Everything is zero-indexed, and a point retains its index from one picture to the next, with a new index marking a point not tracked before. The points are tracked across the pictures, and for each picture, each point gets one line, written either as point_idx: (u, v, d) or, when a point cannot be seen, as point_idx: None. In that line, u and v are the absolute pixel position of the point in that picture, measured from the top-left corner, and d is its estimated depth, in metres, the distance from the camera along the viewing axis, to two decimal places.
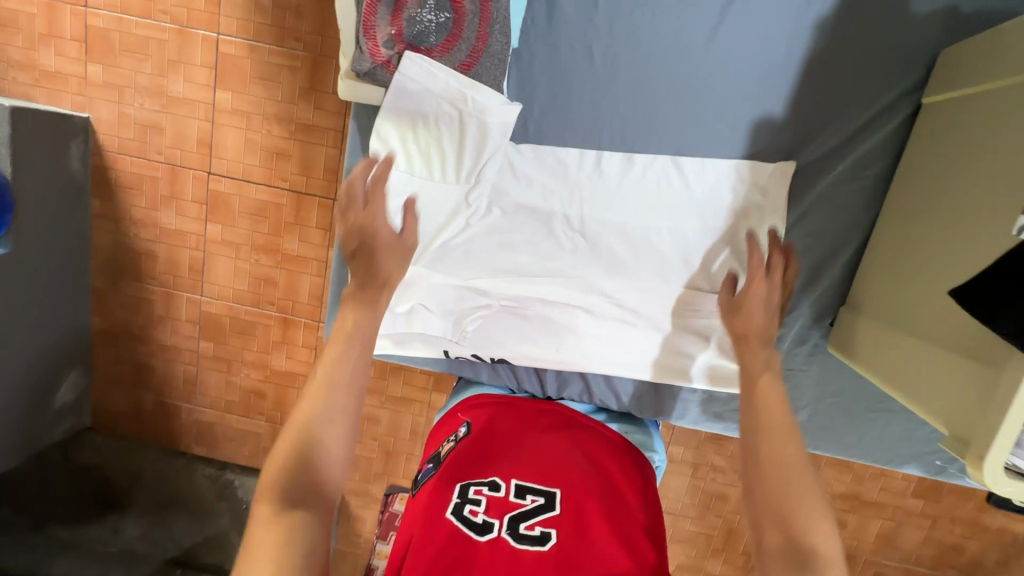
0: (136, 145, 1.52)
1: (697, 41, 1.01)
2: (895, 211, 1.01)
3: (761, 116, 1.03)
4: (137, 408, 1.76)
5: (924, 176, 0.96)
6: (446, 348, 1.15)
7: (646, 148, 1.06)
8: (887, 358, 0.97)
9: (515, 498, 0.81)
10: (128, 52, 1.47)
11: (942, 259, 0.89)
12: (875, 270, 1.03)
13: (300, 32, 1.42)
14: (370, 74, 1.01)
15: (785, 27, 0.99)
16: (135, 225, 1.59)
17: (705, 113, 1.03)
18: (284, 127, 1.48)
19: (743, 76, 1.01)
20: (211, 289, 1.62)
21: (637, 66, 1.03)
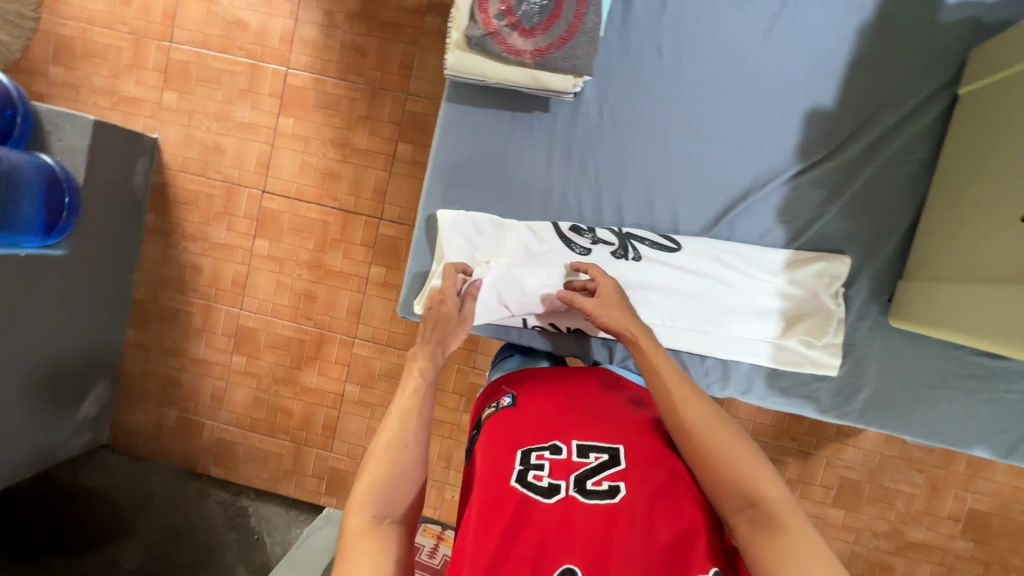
0: (197, 164, 1.63)
1: (751, 39, 0.95)
2: (941, 187, 0.91)
3: (812, 107, 0.95)
4: (159, 425, 1.73)
5: (969, 134, 0.88)
6: (524, 315, 1.03)
7: (707, 144, 0.97)
8: (954, 311, 0.83)
9: (578, 458, 0.77)
10: (202, 82, 1.61)
11: (1021, 180, 0.77)
12: (935, 229, 0.90)
13: (361, 68, 1.57)
14: (480, 44, 0.89)
15: (841, 18, 0.94)
16: (186, 238, 1.65)
17: (764, 105, 0.96)
18: (338, 151, 1.59)
19: (793, 68, 0.95)
20: (250, 302, 1.65)
21: (702, 57, 0.96)
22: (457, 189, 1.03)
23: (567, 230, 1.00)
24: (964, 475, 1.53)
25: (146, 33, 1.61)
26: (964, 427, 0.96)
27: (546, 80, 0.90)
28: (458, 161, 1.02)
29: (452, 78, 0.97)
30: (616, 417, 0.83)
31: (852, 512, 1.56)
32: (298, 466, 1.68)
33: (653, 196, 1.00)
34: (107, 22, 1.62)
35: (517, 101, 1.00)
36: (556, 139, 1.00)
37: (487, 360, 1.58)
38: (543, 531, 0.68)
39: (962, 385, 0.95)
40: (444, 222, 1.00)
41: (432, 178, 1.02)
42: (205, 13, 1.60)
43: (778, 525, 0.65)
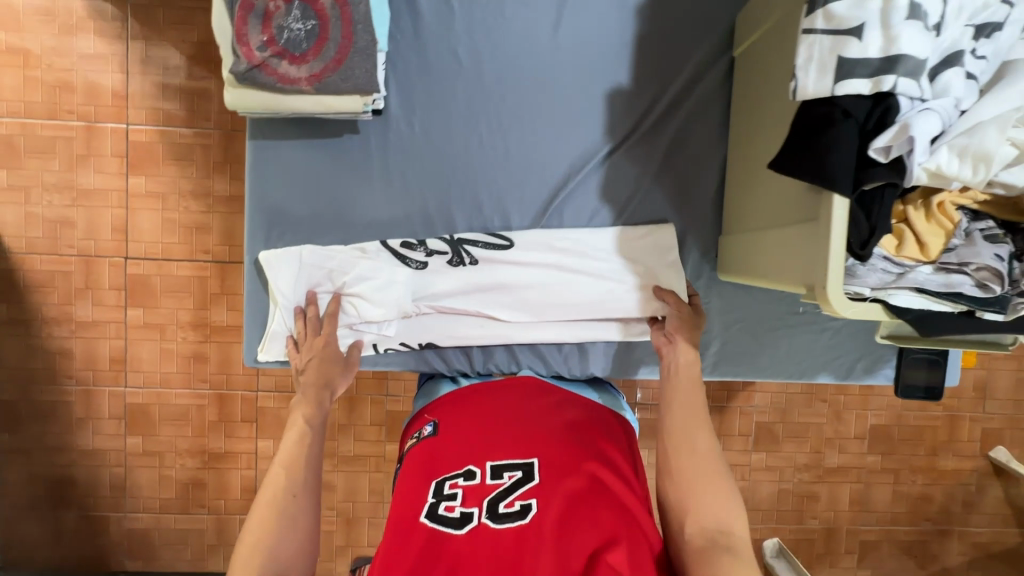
0: (46, 242, 1.50)
1: (542, 31, 0.98)
2: (735, 145, 0.97)
3: (612, 86, 0.99)
4: (57, 531, 1.57)
5: (744, 92, 0.94)
6: (374, 340, 1.03)
7: (522, 140, 0.99)
8: (753, 258, 0.89)
9: (492, 480, 0.82)
10: (33, 153, 1.48)
11: (778, 127, 0.83)
12: (736, 183, 0.96)
13: (209, 112, 1.50)
14: (251, 78, 0.86)
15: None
16: (48, 324, 1.51)
17: (567, 93, 0.99)
18: (200, 202, 1.51)
19: (587, 54, 0.98)
20: (135, 378, 1.53)
21: (501, 57, 0.98)
22: (281, 224, 1.00)
23: (399, 247, 1.01)
24: (861, 395, 1.65)
25: None
26: (811, 360, 1.03)
27: (332, 103, 0.89)
28: (279, 196, 0.99)
29: (244, 114, 0.94)
30: (530, 432, 0.89)
31: (773, 452, 1.64)
32: (224, 539, 1.58)
33: (480, 197, 1.01)
34: None
35: (320, 126, 0.98)
36: (373, 158, 0.99)
37: (400, 385, 1.55)
38: (455, 563, 0.73)
39: (793, 321, 1.02)
40: (269, 262, 0.99)
41: (252, 220, 0.99)
42: (22, 79, 1.47)
43: (737, 550, 0.74)
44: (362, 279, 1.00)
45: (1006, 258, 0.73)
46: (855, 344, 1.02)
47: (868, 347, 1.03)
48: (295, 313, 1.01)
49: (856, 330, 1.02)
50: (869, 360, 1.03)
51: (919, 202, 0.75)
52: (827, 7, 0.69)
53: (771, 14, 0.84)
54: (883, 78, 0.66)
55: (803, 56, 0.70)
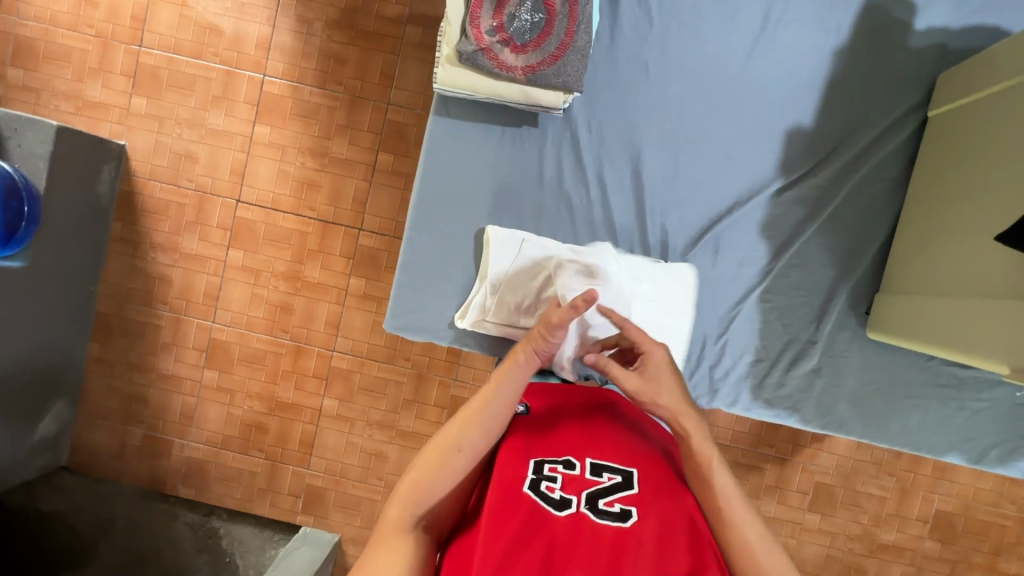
0: (168, 172, 1.57)
1: (735, 57, 0.97)
2: (913, 204, 0.95)
3: (792, 125, 0.98)
4: (122, 445, 1.63)
5: (934, 156, 0.93)
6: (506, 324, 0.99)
7: (693, 162, 0.99)
8: (932, 324, 0.86)
9: (592, 475, 0.81)
10: (173, 87, 1.56)
11: (993, 195, 0.81)
12: (910, 243, 0.94)
13: (341, 77, 1.54)
14: (472, 60, 0.88)
15: (819, 40, 0.97)
16: (154, 249, 1.59)
17: (748, 123, 0.98)
18: (316, 160, 1.56)
19: (775, 88, 0.98)
20: (224, 315, 1.59)
21: (689, 76, 0.98)
22: (443, 205, 1.01)
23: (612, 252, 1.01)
24: (931, 477, 1.59)
25: (114, 36, 1.55)
26: (945, 431, 0.99)
27: (537, 96, 0.91)
28: (443, 175, 1.00)
29: (440, 91, 0.95)
30: (630, 438, 0.88)
31: (827, 516, 1.60)
32: (274, 485, 1.62)
33: (640, 210, 1.01)
34: (71, 23, 1.55)
35: (504, 115, 1.00)
36: (545, 154, 1.01)
37: (469, 373, 1.57)
38: (554, 542, 0.73)
39: (932, 395, 0.99)
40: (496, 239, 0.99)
41: (421, 188, 1.00)
42: (177, 17, 1.55)
43: None
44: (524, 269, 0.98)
45: None
46: (994, 429, 0.99)
47: (1006, 435, 0.99)
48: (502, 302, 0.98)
49: (996, 416, 0.99)
50: (1004, 449, 0.99)
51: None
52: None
53: (996, 81, 0.82)
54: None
55: None
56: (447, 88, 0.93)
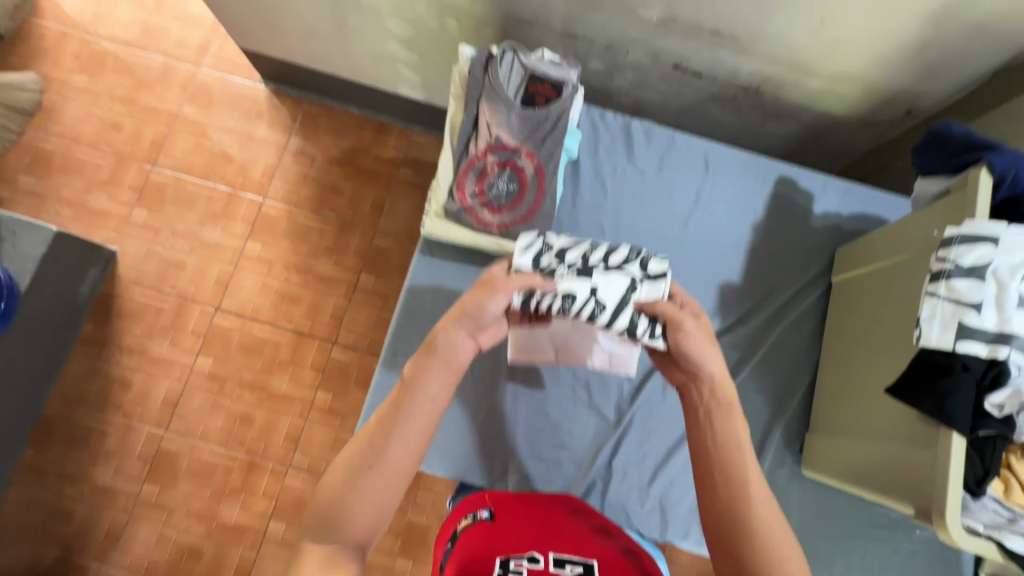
0: (152, 278, 1.63)
1: (671, 224, 1.16)
2: (827, 353, 1.08)
3: (724, 281, 1.14)
4: (29, 571, 1.45)
5: (838, 312, 1.08)
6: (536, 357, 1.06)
7: None
8: (849, 464, 0.93)
9: (555, 568, 0.78)
10: (177, 203, 1.69)
11: (879, 351, 0.94)
12: (827, 388, 1.05)
13: (334, 205, 1.71)
14: (454, 215, 1.04)
15: (740, 215, 1.17)
16: (121, 352, 1.58)
17: (684, 276, 1.14)
18: (300, 276, 1.66)
19: (706, 249, 1.15)
20: (178, 424, 1.55)
21: (634, 235, 1.15)
22: (417, 330, 1.10)
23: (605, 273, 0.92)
24: None
25: (130, 156, 1.71)
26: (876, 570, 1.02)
27: (506, 247, 1.06)
28: (419, 306, 1.11)
29: (427, 236, 1.10)
30: (589, 539, 0.87)
31: None
32: None
33: None
34: (93, 142, 1.71)
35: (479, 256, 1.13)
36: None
37: (428, 498, 1.52)
38: None
39: (869, 538, 1.04)
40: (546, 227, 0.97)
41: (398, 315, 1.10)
42: (193, 144, 1.73)
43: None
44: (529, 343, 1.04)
45: None
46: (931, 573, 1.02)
47: None
48: (567, 279, 0.91)
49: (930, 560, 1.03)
50: None
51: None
52: (947, 282, 0.78)
53: (871, 260, 1.00)
54: (1000, 347, 0.74)
55: (925, 312, 0.78)
56: (433, 235, 1.08)
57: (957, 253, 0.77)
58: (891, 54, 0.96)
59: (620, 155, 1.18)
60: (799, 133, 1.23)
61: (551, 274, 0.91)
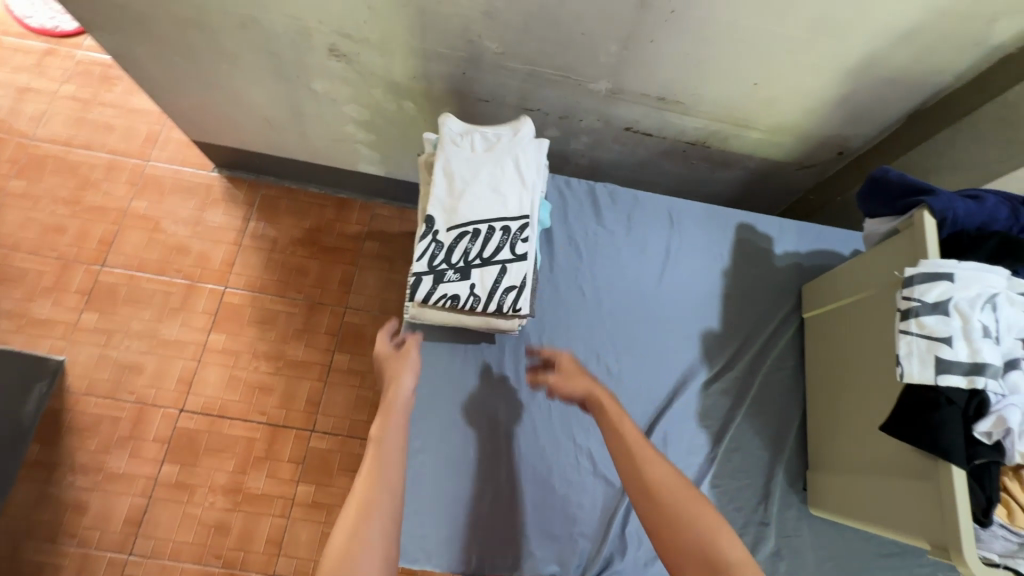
0: (107, 385, 1.52)
1: (642, 258, 1.02)
2: (815, 372, 0.96)
3: (703, 330, 0.99)
4: None
5: (821, 324, 0.96)
6: (445, 221, 0.82)
7: (625, 359, 0.95)
8: (863, 502, 0.81)
9: None
10: (131, 302, 1.61)
11: (876, 372, 0.82)
12: (823, 413, 0.92)
13: (301, 285, 1.67)
14: None
15: (715, 242, 1.04)
16: (74, 471, 1.44)
17: (664, 315, 0.99)
18: (270, 362, 1.59)
19: (683, 281, 1.01)
20: (144, 544, 1.41)
21: (601, 271, 0.99)
22: None
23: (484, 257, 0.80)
24: None
25: (77, 258, 1.63)
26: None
27: None
28: None
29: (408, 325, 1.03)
30: None
31: None
32: None
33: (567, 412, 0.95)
34: (34, 248, 1.62)
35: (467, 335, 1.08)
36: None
37: None
38: None
39: None
40: (434, 219, 0.81)
41: None
42: (145, 239, 1.67)
43: None
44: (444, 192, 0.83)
45: None
46: None
47: None
48: (451, 282, 0.79)
49: None
50: None
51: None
52: (914, 316, 0.75)
53: (850, 271, 0.91)
54: (981, 376, 0.70)
55: (902, 349, 0.75)
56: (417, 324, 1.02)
57: (921, 291, 0.75)
58: (821, 106, 1.05)
59: (586, 213, 1.02)
60: (747, 178, 1.30)
61: (437, 282, 0.79)
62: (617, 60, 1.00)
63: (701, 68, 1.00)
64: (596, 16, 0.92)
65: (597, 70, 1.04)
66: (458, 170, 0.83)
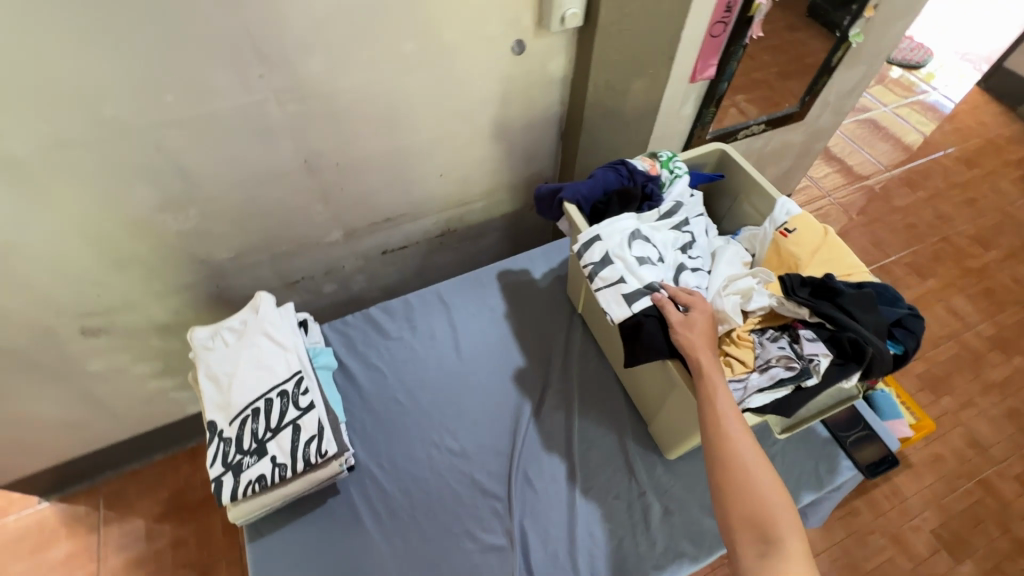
0: None
1: (444, 346, 1.11)
2: (607, 345, 1.06)
3: (517, 371, 1.08)
4: None
5: (588, 307, 1.08)
6: (226, 417, 0.86)
7: (470, 435, 1.00)
8: (679, 425, 0.88)
9: None
10: None
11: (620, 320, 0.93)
12: (627, 374, 1.01)
13: (185, 558, 1.51)
14: None
15: (489, 300, 1.18)
16: None
17: (483, 380, 1.07)
18: None
19: (484, 345, 1.12)
20: None
21: (413, 376, 1.07)
22: None
23: (271, 429, 0.84)
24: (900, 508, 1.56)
25: None
26: (797, 473, 0.95)
27: None
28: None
29: None
30: None
31: None
32: None
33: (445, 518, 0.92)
34: None
35: None
36: (359, 510, 0.92)
37: None
38: None
39: None
40: (216, 421, 0.86)
41: None
42: None
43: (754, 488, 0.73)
44: (215, 392, 0.88)
45: (789, 344, 0.74)
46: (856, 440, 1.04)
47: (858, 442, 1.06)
48: (251, 467, 0.82)
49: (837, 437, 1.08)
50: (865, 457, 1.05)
51: (768, 261, 0.88)
52: (594, 276, 0.84)
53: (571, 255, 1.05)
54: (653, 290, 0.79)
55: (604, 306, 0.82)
56: None
57: (589, 256, 0.85)
58: (510, 163, 1.29)
59: (373, 337, 1.12)
60: (507, 234, 1.52)
61: (239, 474, 0.82)
62: (329, 213, 1.16)
63: (400, 184, 1.19)
64: (285, 194, 1.07)
65: (319, 226, 1.18)
66: (220, 368, 0.90)
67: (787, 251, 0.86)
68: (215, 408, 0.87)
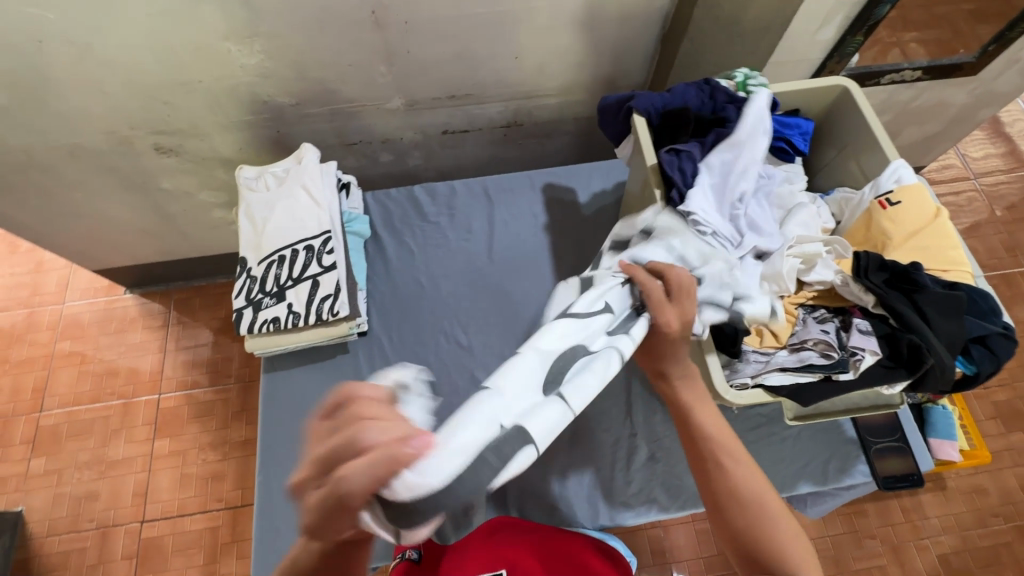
0: (67, 520, 1.56)
1: (478, 241, 1.09)
2: None
3: (545, 287, 1.04)
4: None
5: None
6: (255, 256, 0.91)
7: (481, 334, 1.00)
8: None
9: None
10: (73, 436, 1.65)
11: None
12: None
13: (233, 369, 1.73)
14: None
15: (536, 206, 1.11)
16: None
17: (508, 286, 1.05)
18: (217, 451, 1.63)
19: (518, 251, 1.08)
20: None
21: (442, 264, 1.07)
22: None
23: (292, 278, 0.88)
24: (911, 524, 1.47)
25: (14, 412, 1.67)
26: (803, 461, 0.89)
27: None
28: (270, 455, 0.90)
29: None
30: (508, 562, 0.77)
31: None
32: None
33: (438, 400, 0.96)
34: None
35: None
36: (362, 374, 0.97)
37: None
38: None
39: None
40: (246, 259, 0.91)
41: None
42: (76, 374, 1.72)
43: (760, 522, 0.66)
44: (251, 231, 0.92)
45: (835, 331, 0.67)
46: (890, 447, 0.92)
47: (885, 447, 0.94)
48: (269, 308, 0.88)
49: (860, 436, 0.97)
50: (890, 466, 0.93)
51: (853, 234, 0.76)
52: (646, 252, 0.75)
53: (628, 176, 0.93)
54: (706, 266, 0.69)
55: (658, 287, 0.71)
56: None
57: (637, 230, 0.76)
58: (595, 60, 1.15)
59: (412, 217, 1.11)
60: (577, 140, 1.40)
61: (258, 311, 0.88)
62: (393, 77, 1.10)
63: (470, 60, 1.09)
64: (349, 46, 1.02)
65: (381, 91, 1.13)
66: (258, 209, 0.93)
67: (877, 225, 0.73)
68: (248, 246, 0.92)
